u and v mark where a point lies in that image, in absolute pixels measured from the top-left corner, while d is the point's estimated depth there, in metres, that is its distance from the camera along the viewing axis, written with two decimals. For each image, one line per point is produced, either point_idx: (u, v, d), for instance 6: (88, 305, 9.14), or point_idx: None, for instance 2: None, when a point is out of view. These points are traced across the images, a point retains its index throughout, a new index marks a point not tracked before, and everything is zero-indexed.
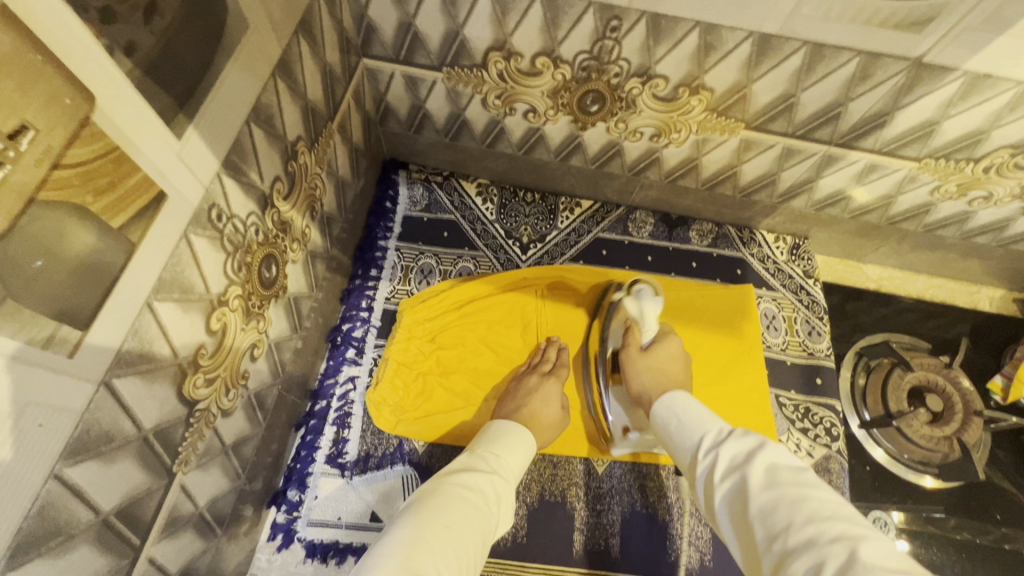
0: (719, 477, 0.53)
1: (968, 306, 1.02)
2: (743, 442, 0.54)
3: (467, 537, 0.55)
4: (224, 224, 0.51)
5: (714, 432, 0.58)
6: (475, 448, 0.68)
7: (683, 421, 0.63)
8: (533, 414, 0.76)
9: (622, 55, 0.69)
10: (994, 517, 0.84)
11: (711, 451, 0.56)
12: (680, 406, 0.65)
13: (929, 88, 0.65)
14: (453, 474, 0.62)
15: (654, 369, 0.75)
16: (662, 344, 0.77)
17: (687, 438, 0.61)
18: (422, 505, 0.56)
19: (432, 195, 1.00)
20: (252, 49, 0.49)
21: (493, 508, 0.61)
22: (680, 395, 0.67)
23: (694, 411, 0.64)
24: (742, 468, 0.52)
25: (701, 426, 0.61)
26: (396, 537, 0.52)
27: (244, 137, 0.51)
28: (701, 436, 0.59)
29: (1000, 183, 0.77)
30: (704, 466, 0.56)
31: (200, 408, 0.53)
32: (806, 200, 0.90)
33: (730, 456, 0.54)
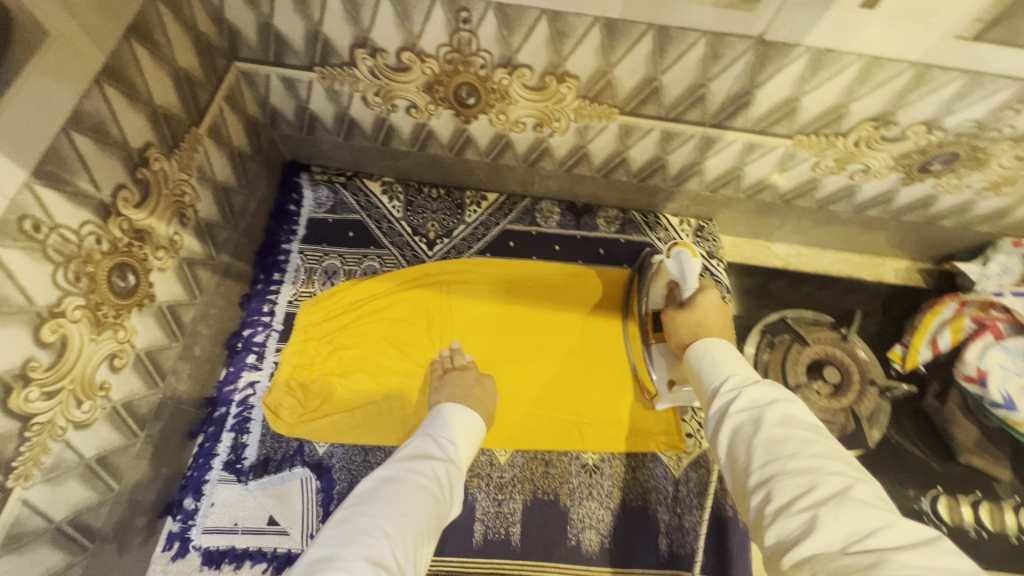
0: (736, 409, 0.50)
1: (873, 279, 1.04)
2: (767, 387, 0.51)
3: (425, 521, 0.54)
4: (45, 234, 0.51)
5: (742, 376, 0.54)
6: (429, 433, 0.67)
7: (715, 361, 0.58)
8: (479, 401, 0.77)
9: (481, 47, 0.69)
10: (898, 484, 0.85)
11: (734, 390, 0.52)
12: (714, 348, 0.59)
13: (780, 65, 0.66)
14: (409, 459, 0.61)
15: (690, 327, 0.69)
16: (697, 300, 0.71)
17: (712, 376, 0.56)
18: (379, 492, 0.54)
19: (337, 196, 0.98)
20: (60, 57, 0.49)
21: (448, 495, 0.60)
22: (722, 341, 0.61)
23: (725, 352, 0.58)
24: (759, 407, 0.49)
25: (730, 367, 0.56)
26: (354, 525, 0.50)
27: (61, 145, 0.51)
28: (726, 376, 0.55)
29: (874, 156, 0.78)
30: (720, 401, 0.52)
31: (39, 421, 0.53)
32: (699, 182, 0.91)
33: (754, 397, 0.50)
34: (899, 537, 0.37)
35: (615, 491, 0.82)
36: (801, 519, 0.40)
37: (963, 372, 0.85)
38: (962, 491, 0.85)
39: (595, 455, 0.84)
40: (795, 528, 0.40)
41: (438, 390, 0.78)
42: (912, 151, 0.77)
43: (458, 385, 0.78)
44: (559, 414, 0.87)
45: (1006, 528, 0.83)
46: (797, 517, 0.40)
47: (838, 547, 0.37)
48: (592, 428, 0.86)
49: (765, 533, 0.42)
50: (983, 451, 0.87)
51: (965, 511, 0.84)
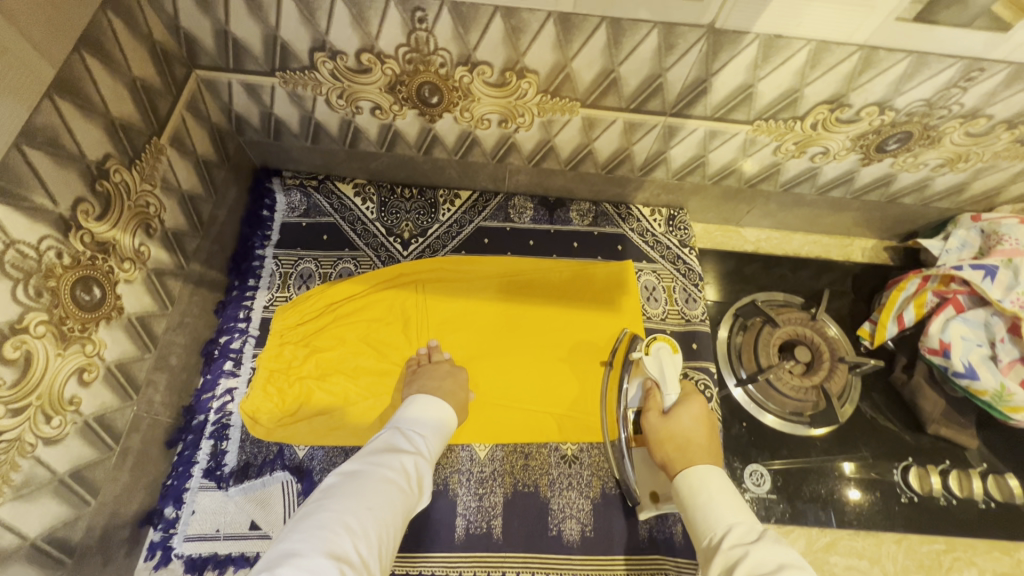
0: (739, 569, 0.51)
1: (842, 259, 1.06)
2: (774, 553, 0.52)
3: (389, 516, 0.56)
4: (1, 250, 0.50)
5: (744, 530, 0.57)
6: (398, 427, 0.69)
7: (714, 503, 0.61)
8: (450, 393, 0.77)
9: (440, 46, 0.70)
10: (869, 456, 0.88)
11: (738, 549, 0.54)
12: (711, 485, 0.63)
13: (732, 53, 0.67)
14: (375, 454, 0.63)
15: (677, 440, 0.72)
16: (682, 409, 0.75)
17: (713, 524, 0.59)
18: (343, 489, 0.56)
19: (310, 200, 0.98)
20: (7, 72, 0.48)
21: (415, 487, 0.62)
22: (719, 475, 0.64)
23: (730, 499, 0.61)
24: (767, 572, 0.50)
25: (730, 516, 0.59)
26: (317, 520, 0.52)
27: (14, 161, 0.51)
28: (729, 526, 0.57)
29: (832, 138, 0.80)
30: (723, 558, 0.54)
31: (6, 439, 0.53)
32: (666, 171, 0.92)
33: (757, 557, 0.52)
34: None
35: (595, 479, 0.84)
36: None
37: (926, 345, 0.87)
38: (931, 461, 0.88)
39: (574, 446, 0.86)
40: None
41: (411, 384, 0.80)
42: (868, 132, 0.79)
43: (428, 381, 0.79)
44: (536, 408, 0.88)
45: (974, 493, 0.86)
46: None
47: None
48: (570, 420, 0.87)
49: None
50: (950, 421, 0.89)
51: (934, 480, 0.86)
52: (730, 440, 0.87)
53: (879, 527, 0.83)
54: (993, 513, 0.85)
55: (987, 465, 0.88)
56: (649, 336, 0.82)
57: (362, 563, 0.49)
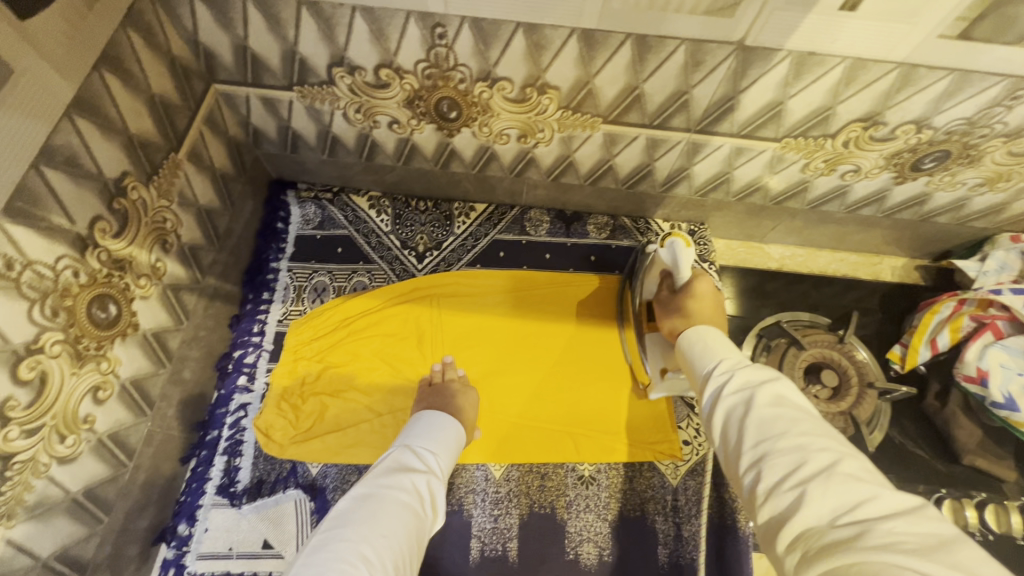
0: (728, 392, 0.50)
1: (870, 278, 1.03)
2: (756, 368, 0.50)
3: (405, 541, 0.54)
4: (19, 272, 0.50)
5: (732, 357, 0.54)
6: (407, 444, 0.67)
7: (706, 346, 0.59)
8: (460, 411, 0.77)
9: (459, 61, 0.68)
10: (896, 486, 0.84)
11: (726, 373, 0.52)
12: (705, 335, 0.60)
13: (762, 69, 0.64)
14: (387, 474, 0.61)
15: (684, 313, 0.70)
16: (691, 290, 0.71)
17: (704, 360, 0.57)
18: (356, 514, 0.55)
19: (324, 212, 0.98)
20: (26, 95, 0.48)
21: (429, 508, 0.60)
22: (712, 330, 0.61)
23: (718, 341, 0.59)
24: (751, 387, 0.49)
25: (720, 352, 0.57)
26: (332, 552, 0.50)
27: (32, 182, 0.50)
28: (718, 360, 0.55)
29: (864, 156, 0.77)
30: (713, 385, 0.52)
31: (19, 460, 0.52)
32: (688, 187, 0.90)
33: (744, 376, 0.50)
34: (886, 507, 0.38)
35: (612, 502, 0.81)
36: (791, 493, 0.40)
37: (963, 372, 0.83)
38: (966, 493, 0.84)
39: (591, 467, 0.83)
40: (784, 504, 0.40)
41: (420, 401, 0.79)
42: (903, 150, 0.75)
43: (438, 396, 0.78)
44: (553, 427, 0.86)
45: (1012, 530, 0.81)
46: (788, 491, 0.40)
47: (828, 518, 0.38)
48: (588, 440, 0.85)
49: (758, 510, 0.42)
50: (985, 452, 0.85)
51: (969, 514, 0.82)
52: None
53: None
54: None
55: None
56: (664, 232, 0.74)
57: None
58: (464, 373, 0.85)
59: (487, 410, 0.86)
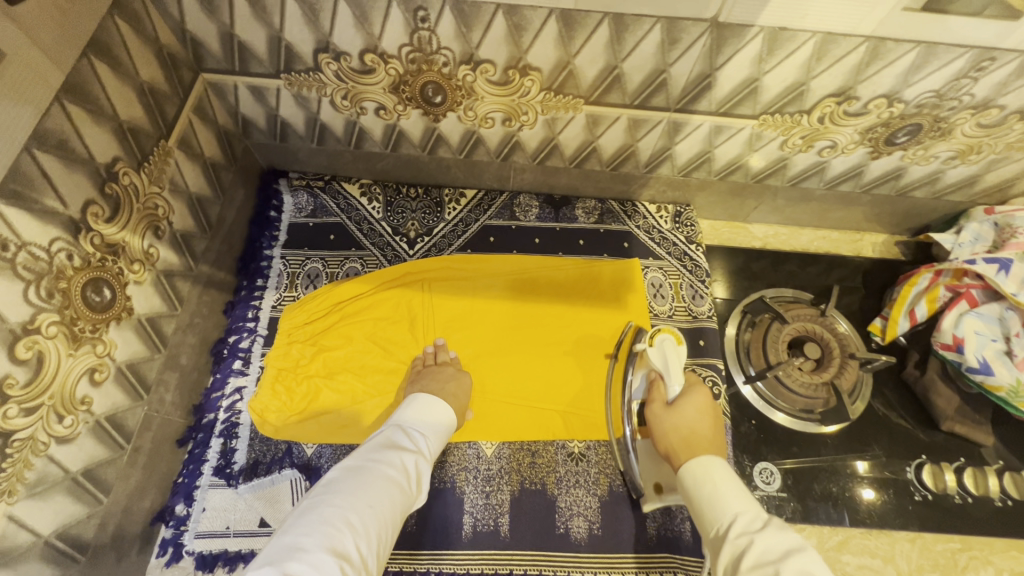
0: (748, 565, 0.50)
1: (852, 254, 1.05)
2: (780, 539, 0.51)
3: (389, 513, 0.56)
4: (14, 252, 0.51)
5: (749, 516, 0.56)
6: (400, 423, 0.69)
7: (717, 490, 0.60)
8: (452, 396, 0.77)
9: (442, 44, 0.70)
10: (878, 454, 0.87)
11: (746, 541, 0.53)
12: (713, 474, 0.61)
13: (736, 46, 0.66)
14: (378, 449, 0.63)
15: (681, 433, 0.69)
16: (686, 404, 0.72)
17: (719, 514, 0.58)
18: (346, 484, 0.57)
19: (316, 200, 0.99)
20: (17, 78, 0.49)
21: (414, 486, 0.62)
22: (719, 461, 0.63)
23: (732, 485, 0.60)
24: (774, 563, 0.49)
25: (734, 505, 0.58)
26: (319, 515, 0.52)
27: (25, 164, 0.52)
28: (733, 517, 0.56)
29: (840, 131, 0.79)
30: (731, 550, 0.53)
31: (19, 438, 0.53)
32: (672, 167, 0.92)
33: (764, 550, 0.51)
34: None
35: (602, 477, 0.83)
36: None
37: (939, 340, 0.85)
38: (945, 459, 0.86)
39: (581, 443, 0.85)
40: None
41: (414, 383, 0.80)
42: (877, 124, 0.77)
43: (433, 379, 0.79)
44: (543, 405, 0.87)
45: (990, 492, 0.84)
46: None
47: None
48: (577, 418, 0.87)
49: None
50: (965, 417, 0.87)
51: (949, 478, 0.85)
52: (739, 438, 0.87)
53: (892, 525, 0.81)
54: (1010, 511, 0.83)
55: (1003, 462, 0.86)
56: (653, 328, 0.77)
57: (361, 562, 0.50)
58: (456, 357, 0.87)
59: (478, 390, 0.88)
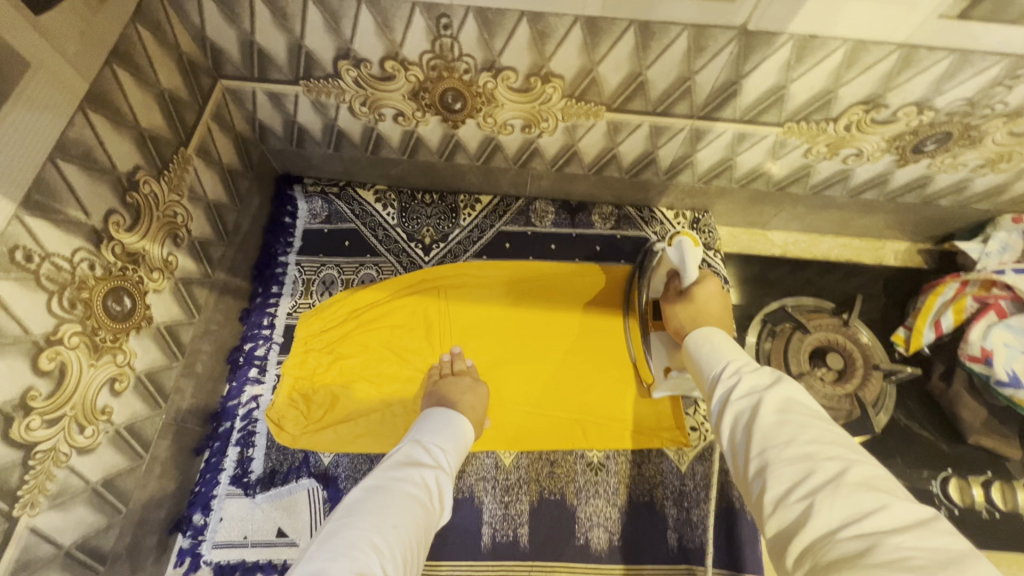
0: (738, 396, 0.48)
1: (873, 262, 1.03)
2: (764, 373, 0.49)
3: (413, 533, 0.54)
4: (38, 264, 0.51)
5: (742, 360, 0.53)
6: (417, 440, 0.67)
7: (713, 348, 0.57)
8: (472, 407, 0.77)
9: (464, 51, 0.69)
10: (903, 469, 0.85)
11: (734, 376, 0.50)
12: (712, 336, 0.59)
13: (764, 53, 0.65)
14: (397, 468, 0.62)
15: (692, 311, 0.69)
16: (701, 286, 0.70)
17: (712, 364, 0.55)
18: (366, 505, 0.55)
19: (331, 206, 0.99)
20: (41, 90, 0.49)
21: (436, 504, 0.60)
22: (716, 330, 0.60)
23: (724, 343, 0.57)
24: (759, 392, 0.47)
25: (729, 354, 0.55)
26: (343, 538, 0.50)
27: (49, 176, 0.51)
28: (726, 363, 0.53)
29: (866, 139, 0.78)
30: (722, 388, 0.50)
31: (41, 450, 0.53)
32: (692, 174, 0.90)
33: (753, 382, 0.48)
34: (898, 521, 0.35)
35: (621, 487, 0.82)
36: (799, 504, 0.38)
37: (967, 352, 0.84)
38: (971, 472, 0.85)
39: (599, 453, 0.84)
40: (795, 519, 0.37)
41: (429, 396, 0.79)
42: (905, 133, 0.76)
43: (448, 391, 0.78)
44: (561, 414, 0.86)
45: (1019, 507, 0.82)
46: (795, 503, 0.38)
47: (835, 529, 0.35)
48: (596, 426, 0.86)
49: (765, 522, 0.40)
50: (991, 431, 0.86)
51: (976, 492, 0.83)
52: None
53: None
54: None
55: None
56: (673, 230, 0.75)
57: None
58: (473, 365, 0.86)
59: (495, 398, 0.87)
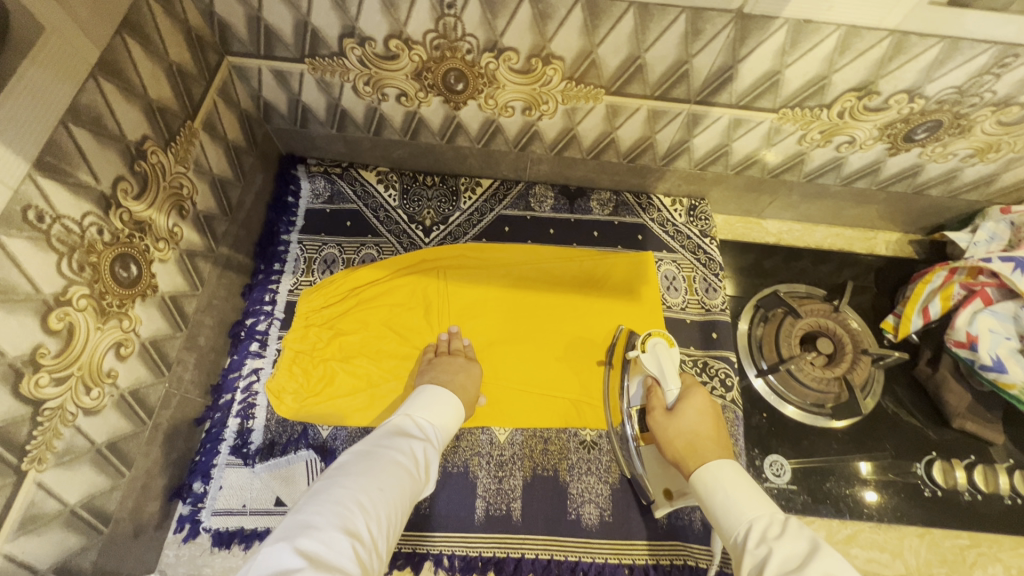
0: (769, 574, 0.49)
1: (865, 251, 1.05)
2: (794, 545, 0.51)
3: (399, 497, 0.57)
4: (49, 225, 0.52)
5: (765, 523, 0.56)
6: (408, 413, 0.70)
7: (731, 498, 0.60)
8: (460, 387, 0.78)
9: (467, 31, 0.70)
10: (887, 451, 0.87)
11: (765, 545, 0.53)
12: (723, 478, 0.62)
13: (760, 38, 0.67)
14: (387, 437, 0.64)
15: (684, 435, 0.71)
16: (686, 404, 0.75)
17: (736, 522, 0.58)
18: (356, 467, 0.58)
19: (334, 187, 1.00)
20: (54, 52, 0.50)
21: (422, 474, 0.63)
22: (730, 467, 0.64)
23: (745, 491, 0.60)
24: (792, 569, 0.48)
25: (750, 509, 0.58)
26: (331, 495, 0.53)
27: (60, 138, 0.52)
28: (748, 523, 0.56)
29: (859, 126, 0.79)
30: (751, 558, 0.53)
31: (49, 407, 0.54)
32: (689, 160, 0.92)
33: (781, 556, 0.50)
34: None
35: (613, 465, 0.84)
36: None
37: (953, 338, 0.86)
38: (956, 455, 0.87)
39: (593, 432, 0.86)
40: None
41: (424, 373, 0.81)
42: (896, 120, 0.78)
43: (442, 369, 0.80)
44: (556, 393, 0.88)
45: (1000, 489, 0.84)
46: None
47: None
48: (590, 406, 0.87)
49: None
50: (976, 415, 0.88)
51: (959, 475, 0.85)
52: (750, 430, 0.88)
53: (900, 520, 0.82)
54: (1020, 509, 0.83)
55: (1014, 461, 0.86)
56: (643, 334, 0.82)
57: (371, 542, 0.51)
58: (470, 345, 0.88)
59: (490, 377, 0.89)
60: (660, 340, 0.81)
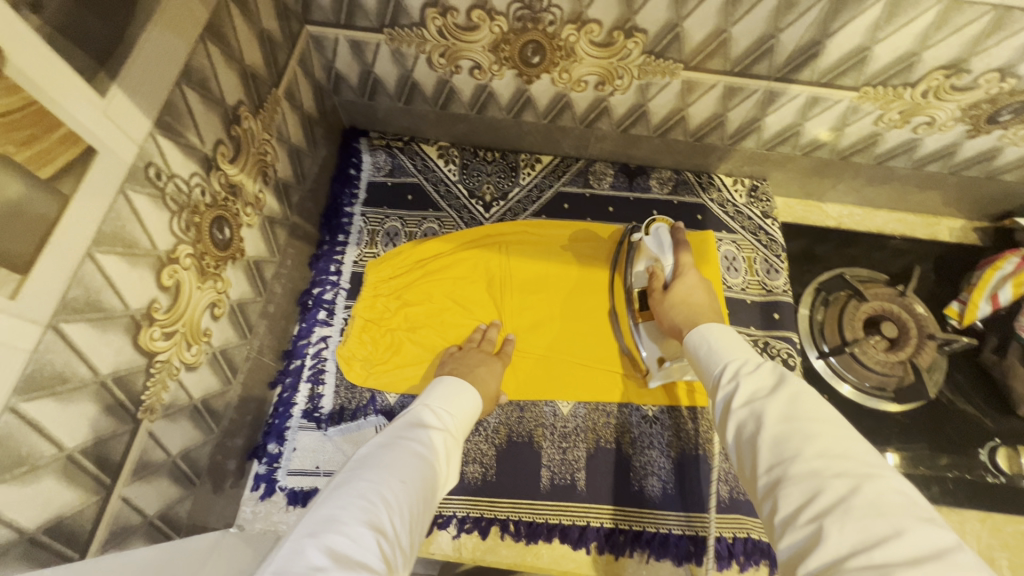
0: (738, 404, 0.49)
1: (928, 238, 1.04)
2: (766, 377, 0.50)
3: (421, 488, 0.54)
4: (164, 182, 0.54)
5: (741, 362, 0.54)
6: (426, 403, 0.67)
7: (713, 350, 0.58)
8: (479, 381, 0.76)
9: (553, 2, 0.70)
10: (950, 437, 0.87)
11: (733, 380, 0.52)
12: (709, 334, 0.60)
13: (855, 12, 0.66)
14: (406, 428, 0.61)
15: (679, 306, 0.73)
16: (682, 283, 0.75)
17: (714, 364, 0.57)
18: (377, 459, 0.55)
19: (395, 160, 1.01)
20: (174, 12, 0.51)
21: (442, 465, 0.59)
22: (717, 327, 0.61)
23: (728, 340, 0.58)
24: (760, 398, 0.48)
25: (728, 355, 0.56)
26: (355, 488, 0.50)
27: (176, 98, 0.54)
28: (724, 364, 0.55)
29: (941, 107, 0.78)
30: (722, 392, 0.52)
31: (160, 360, 0.56)
32: (757, 139, 0.91)
33: (753, 388, 0.49)
34: (910, 543, 0.34)
35: (676, 440, 0.85)
36: (806, 526, 0.38)
37: None
38: (1021, 443, 0.87)
39: (654, 407, 0.87)
40: (800, 538, 0.38)
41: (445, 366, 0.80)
42: (982, 101, 0.76)
43: (461, 364, 0.78)
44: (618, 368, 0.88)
45: None
46: (802, 525, 0.38)
47: (844, 554, 0.35)
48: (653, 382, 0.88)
49: (776, 540, 0.40)
50: None
51: None
52: None
53: (962, 504, 0.82)
54: None
55: None
56: (648, 219, 0.85)
57: (397, 537, 0.47)
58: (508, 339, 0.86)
59: (549, 351, 0.89)
60: (662, 225, 0.83)
